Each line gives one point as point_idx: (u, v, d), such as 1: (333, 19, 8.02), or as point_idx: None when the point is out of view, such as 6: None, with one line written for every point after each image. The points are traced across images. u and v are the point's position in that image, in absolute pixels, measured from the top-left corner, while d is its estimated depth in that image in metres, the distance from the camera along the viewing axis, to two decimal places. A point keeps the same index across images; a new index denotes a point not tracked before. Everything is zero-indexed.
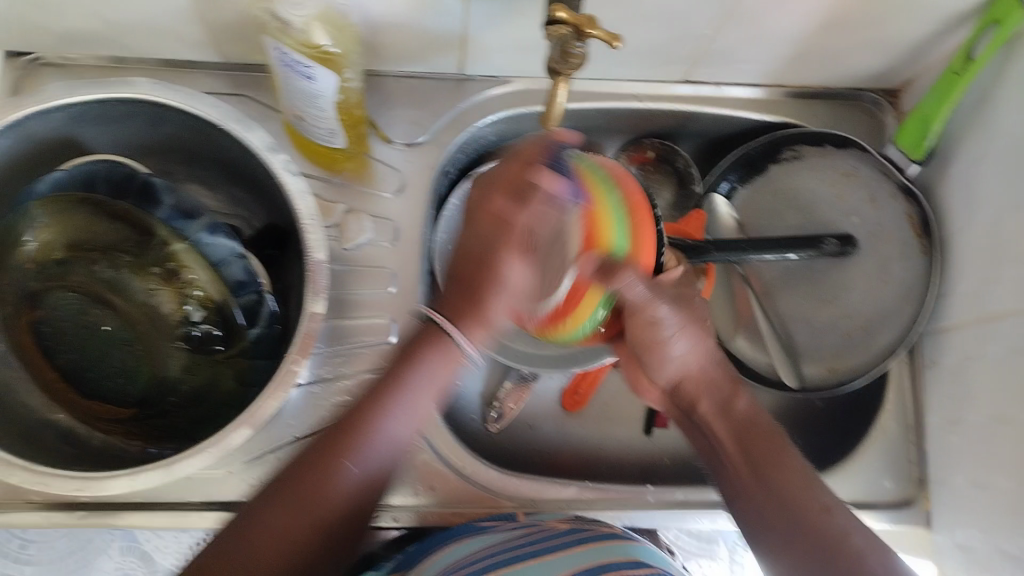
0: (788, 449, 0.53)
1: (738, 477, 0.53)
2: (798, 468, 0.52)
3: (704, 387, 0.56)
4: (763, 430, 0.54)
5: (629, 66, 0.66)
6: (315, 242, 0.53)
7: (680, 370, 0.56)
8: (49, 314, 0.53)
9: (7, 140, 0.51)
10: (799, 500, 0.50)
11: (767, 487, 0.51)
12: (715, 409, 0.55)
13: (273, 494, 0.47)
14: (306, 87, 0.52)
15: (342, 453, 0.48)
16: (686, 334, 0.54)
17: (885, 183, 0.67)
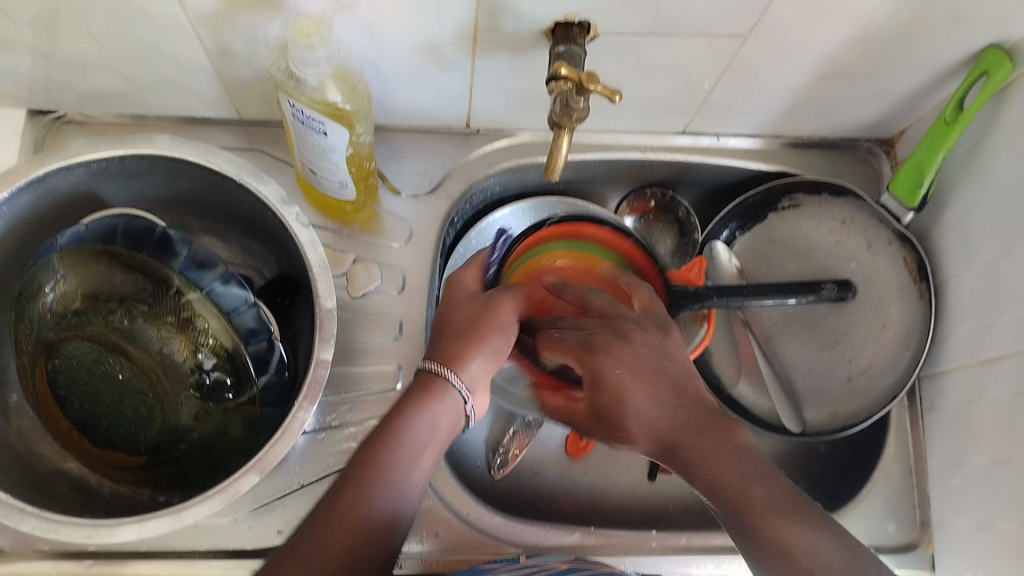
0: (793, 497, 0.42)
1: (753, 557, 0.41)
2: (816, 545, 0.40)
3: (680, 448, 0.48)
4: (752, 491, 0.43)
5: (629, 118, 0.68)
6: (324, 290, 0.55)
7: (637, 431, 0.50)
8: (64, 364, 0.54)
9: (30, 196, 0.53)
10: (818, 572, 0.40)
11: (777, 563, 0.41)
12: (705, 483, 0.45)
13: (279, 564, 0.41)
14: (320, 142, 0.54)
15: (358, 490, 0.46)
16: (639, 398, 0.50)
17: (881, 231, 0.69)
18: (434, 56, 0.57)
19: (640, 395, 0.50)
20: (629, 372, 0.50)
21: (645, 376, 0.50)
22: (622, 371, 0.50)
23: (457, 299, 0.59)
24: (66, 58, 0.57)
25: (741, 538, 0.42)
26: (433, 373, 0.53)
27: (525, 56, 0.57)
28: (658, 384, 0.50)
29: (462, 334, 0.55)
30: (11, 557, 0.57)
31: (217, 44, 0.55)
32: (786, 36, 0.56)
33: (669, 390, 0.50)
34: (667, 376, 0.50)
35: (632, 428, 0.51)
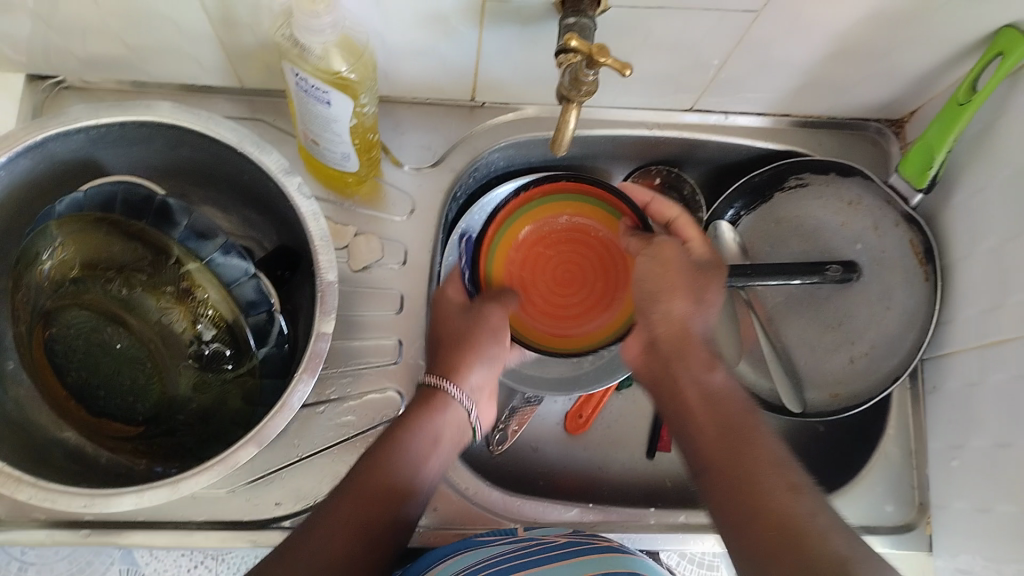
0: (754, 416, 0.51)
1: (700, 442, 0.50)
2: (767, 444, 0.49)
3: (687, 349, 0.55)
4: (733, 401, 0.52)
5: (636, 95, 0.67)
6: (325, 262, 0.54)
7: (662, 321, 0.56)
8: (61, 333, 0.53)
9: (26, 162, 0.52)
10: (765, 482, 0.46)
11: (735, 463, 0.48)
12: (690, 377, 0.53)
13: (312, 530, 0.47)
14: (323, 111, 0.53)
15: (383, 473, 0.50)
16: (675, 296, 0.56)
17: (888, 212, 0.68)
18: (439, 26, 0.56)
19: (677, 294, 0.56)
20: (678, 270, 0.57)
21: (686, 282, 0.56)
22: (672, 271, 0.57)
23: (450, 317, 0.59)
24: (65, 22, 0.56)
25: (693, 419, 0.52)
26: (433, 386, 0.56)
27: (533, 27, 0.56)
28: (694, 297, 0.56)
29: (457, 344, 0.57)
30: (8, 526, 0.57)
31: (219, 11, 0.54)
32: (798, 11, 0.55)
33: (700, 305, 0.56)
34: (708, 297, 0.56)
35: (654, 318, 0.56)
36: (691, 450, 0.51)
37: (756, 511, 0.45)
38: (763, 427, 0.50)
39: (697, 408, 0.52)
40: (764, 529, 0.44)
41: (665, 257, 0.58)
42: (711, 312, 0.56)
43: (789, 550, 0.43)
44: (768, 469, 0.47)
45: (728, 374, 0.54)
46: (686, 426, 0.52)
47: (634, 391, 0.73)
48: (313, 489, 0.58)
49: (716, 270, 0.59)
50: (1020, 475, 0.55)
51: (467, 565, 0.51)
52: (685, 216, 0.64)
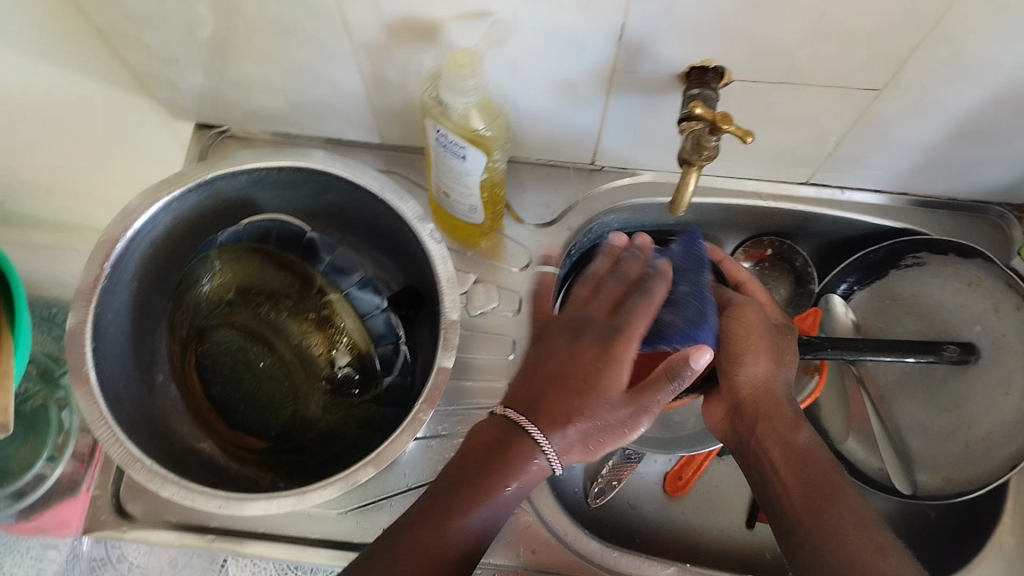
0: (841, 476, 0.51)
1: (789, 504, 0.51)
2: (856, 505, 0.49)
3: (769, 408, 0.55)
4: (820, 464, 0.52)
5: (752, 166, 0.69)
6: (449, 304, 0.58)
7: (748, 384, 0.56)
8: (211, 349, 0.59)
9: (197, 197, 0.59)
10: (849, 537, 0.47)
11: (821, 522, 0.49)
12: (774, 436, 0.54)
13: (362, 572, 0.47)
14: (458, 166, 0.58)
15: (430, 523, 0.48)
16: (759, 357, 0.56)
17: (1009, 294, 0.66)
18: (570, 94, 0.61)
19: (761, 356, 0.56)
20: (762, 334, 0.57)
21: (768, 343, 0.57)
22: (755, 334, 0.57)
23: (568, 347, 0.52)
24: (238, 77, 0.63)
25: (781, 481, 0.52)
26: (520, 430, 0.49)
27: (657, 98, 0.60)
28: (777, 359, 0.57)
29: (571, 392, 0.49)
30: (140, 524, 0.62)
31: (374, 73, 0.60)
32: (922, 90, 0.56)
33: (781, 365, 0.57)
34: (786, 357, 0.57)
35: (738, 378, 0.57)
36: (779, 513, 0.51)
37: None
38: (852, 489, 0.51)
39: (784, 468, 0.53)
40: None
41: (750, 321, 0.58)
42: (791, 372, 0.58)
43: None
44: (855, 526, 0.48)
45: (812, 433, 0.55)
46: (776, 489, 0.53)
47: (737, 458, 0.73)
48: None
49: (793, 333, 0.60)
50: None
51: None
52: (756, 281, 0.64)
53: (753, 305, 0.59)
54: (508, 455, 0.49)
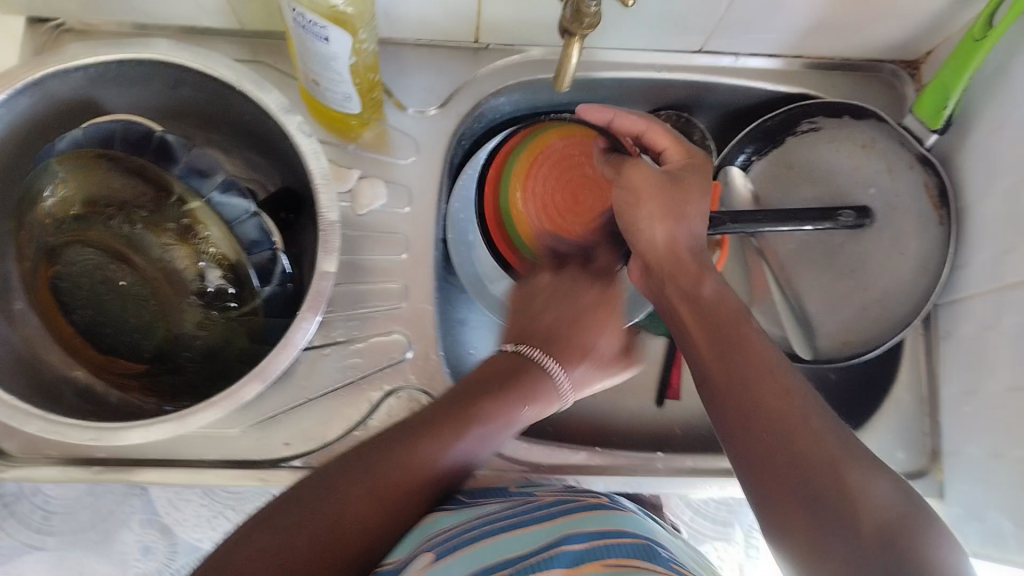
0: (762, 344, 0.50)
1: (706, 367, 0.51)
2: (764, 354, 0.49)
3: (676, 265, 0.54)
4: (762, 366, 0.49)
5: (641, 34, 0.65)
6: (327, 201, 0.54)
7: (649, 247, 0.55)
8: (67, 270, 0.54)
9: (27, 99, 0.52)
10: (764, 390, 0.47)
11: (741, 388, 0.48)
12: (682, 290, 0.54)
13: (302, 509, 0.47)
14: (321, 49, 0.52)
15: (364, 474, 0.49)
16: (655, 221, 0.55)
17: (903, 152, 0.66)
18: None
19: (655, 217, 0.55)
20: (653, 194, 0.55)
21: (661, 205, 0.55)
22: (644, 194, 0.56)
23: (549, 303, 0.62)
24: None
25: (723, 400, 0.49)
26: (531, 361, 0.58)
27: None
28: (677, 214, 0.55)
29: (558, 341, 0.59)
30: (20, 463, 0.58)
31: None
32: None
33: (682, 219, 0.55)
34: (688, 208, 0.55)
35: (641, 241, 0.56)
36: (704, 382, 0.51)
37: (794, 454, 0.45)
38: (771, 353, 0.50)
39: (703, 325, 0.52)
40: (814, 508, 0.43)
41: (637, 183, 0.56)
42: (699, 222, 0.55)
43: (839, 504, 0.42)
44: (767, 388, 0.47)
45: (719, 281, 0.54)
46: (715, 382, 0.50)
47: (643, 339, 0.74)
48: (320, 431, 0.58)
49: (701, 177, 0.57)
50: None
51: (466, 519, 0.52)
52: (677, 146, 0.60)
53: (641, 164, 0.57)
54: (522, 384, 0.56)
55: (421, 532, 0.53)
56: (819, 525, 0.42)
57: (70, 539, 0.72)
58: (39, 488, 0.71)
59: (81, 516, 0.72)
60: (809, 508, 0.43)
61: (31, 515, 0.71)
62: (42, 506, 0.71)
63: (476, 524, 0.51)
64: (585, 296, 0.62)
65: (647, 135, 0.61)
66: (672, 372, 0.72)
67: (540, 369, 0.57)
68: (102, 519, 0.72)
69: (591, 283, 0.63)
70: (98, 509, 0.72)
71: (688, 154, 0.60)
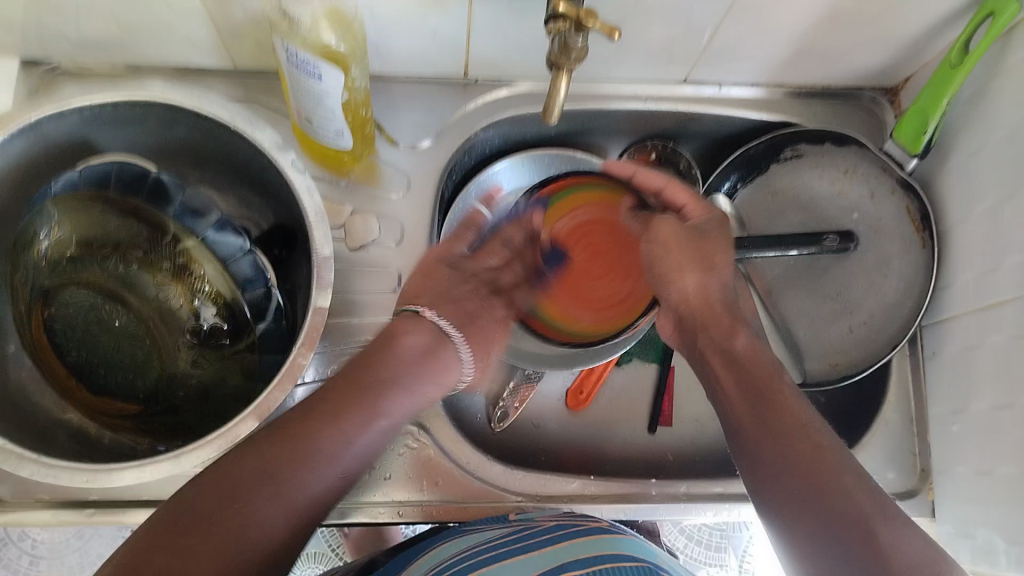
0: (793, 394, 0.51)
1: (736, 415, 0.51)
2: (798, 407, 0.50)
3: (710, 317, 0.56)
4: (793, 415, 0.49)
5: (626, 67, 0.67)
6: (321, 237, 0.54)
7: (679, 298, 0.57)
8: (60, 311, 0.54)
9: (21, 142, 0.52)
10: (795, 439, 0.48)
11: (772, 437, 0.48)
12: (715, 345, 0.55)
13: (197, 505, 0.43)
14: (314, 87, 0.53)
15: (260, 464, 0.46)
16: (683, 272, 0.56)
17: (884, 178, 0.68)
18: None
19: (683, 271, 0.56)
20: (679, 247, 0.57)
21: (687, 253, 0.57)
22: (673, 244, 0.57)
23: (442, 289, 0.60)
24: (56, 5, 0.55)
25: (752, 449, 0.49)
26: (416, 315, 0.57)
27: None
28: (704, 268, 0.56)
29: (468, 321, 0.60)
30: (12, 506, 0.57)
31: None
32: None
33: (711, 271, 0.57)
34: (713, 259, 0.57)
35: (671, 293, 0.58)
36: (737, 431, 0.51)
37: (822, 509, 0.45)
38: (803, 405, 0.50)
39: (732, 374, 0.53)
40: (844, 556, 0.43)
41: (665, 236, 0.57)
42: (724, 272, 0.57)
43: (870, 560, 0.42)
44: (794, 438, 0.48)
45: (751, 336, 0.55)
46: (747, 430, 0.50)
47: (635, 365, 0.74)
48: None
49: (722, 232, 0.59)
50: (1019, 436, 0.56)
51: (466, 546, 0.52)
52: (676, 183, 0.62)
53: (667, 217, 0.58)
54: (426, 366, 0.56)
55: (425, 559, 0.53)
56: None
57: (65, 575, 0.75)
58: (29, 533, 0.75)
59: (68, 560, 0.75)
60: (839, 557, 0.43)
61: (18, 559, 0.75)
62: (29, 550, 0.75)
63: (475, 551, 0.51)
64: (472, 292, 0.61)
65: (665, 192, 0.63)
66: (665, 398, 0.72)
67: (451, 344, 0.59)
68: (90, 560, 0.75)
69: (480, 286, 0.62)
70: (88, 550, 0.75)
71: (706, 212, 0.61)
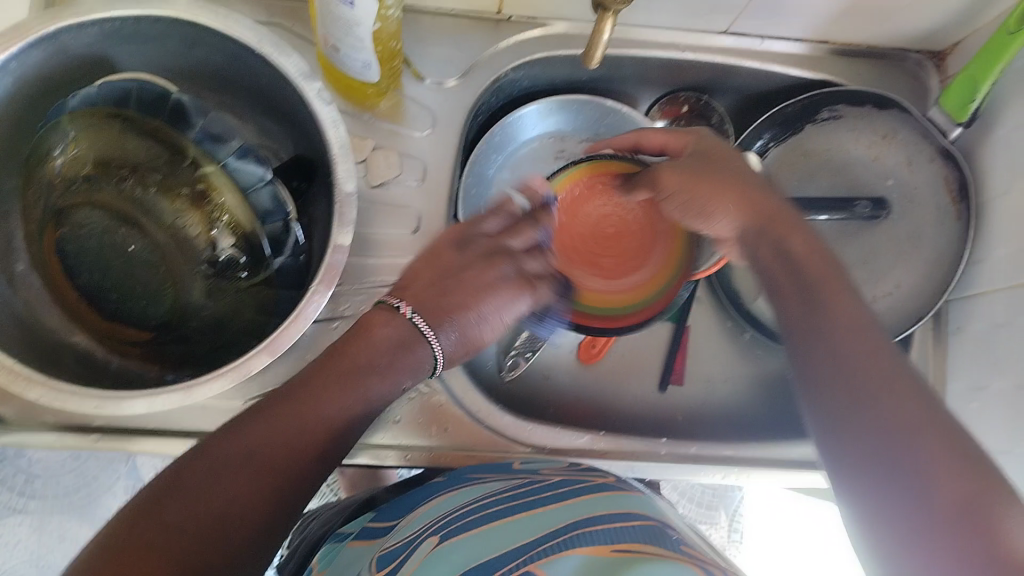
0: (854, 297, 0.45)
1: (787, 309, 0.47)
2: (863, 313, 0.44)
3: (775, 220, 0.51)
4: (859, 325, 0.44)
5: (667, 14, 0.64)
6: (346, 172, 0.53)
7: (716, 228, 0.54)
8: (73, 233, 0.52)
9: (39, 53, 0.50)
10: (872, 353, 0.42)
11: (834, 339, 0.43)
12: (773, 245, 0.49)
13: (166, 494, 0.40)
14: (346, 14, 0.50)
15: (233, 445, 0.43)
16: (721, 205, 0.52)
17: (924, 145, 0.66)
18: None
19: (723, 205, 0.52)
20: (708, 181, 0.53)
21: (721, 184, 0.53)
22: (694, 181, 0.53)
23: (443, 271, 0.54)
24: None
25: (816, 353, 0.44)
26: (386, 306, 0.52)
27: None
28: (743, 196, 0.52)
29: (444, 288, 0.53)
30: (16, 428, 0.56)
31: None
32: None
33: (751, 194, 0.52)
34: (750, 188, 0.52)
35: (711, 224, 0.53)
36: (795, 320, 0.46)
37: (907, 447, 0.38)
38: (871, 317, 0.44)
39: (787, 271, 0.48)
40: (934, 495, 0.36)
41: (682, 182, 0.54)
42: (768, 197, 0.53)
43: (974, 534, 0.35)
44: (868, 356, 0.42)
45: (813, 240, 0.50)
46: (810, 334, 0.44)
47: (650, 323, 0.73)
48: None
49: (734, 154, 0.55)
50: None
51: (472, 497, 0.51)
52: (672, 134, 0.59)
53: (676, 163, 0.55)
54: (402, 360, 0.50)
55: (429, 506, 0.53)
56: (917, 509, 0.36)
57: (54, 505, 0.77)
58: (25, 453, 0.75)
59: (65, 479, 0.77)
60: (919, 489, 0.37)
61: (13, 478, 0.76)
62: (25, 469, 0.76)
63: (479, 505, 0.50)
64: (466, 256, 0.55)
65: (650, 137, 0.60)
66: (677, 357, 0.72)
67: (423, 344, 0.52)
68: (87, 482, 0.78)
69: (498, 258, 0.55)
70: (83, 471, 0.78)
71: (686, 139, 0.58)
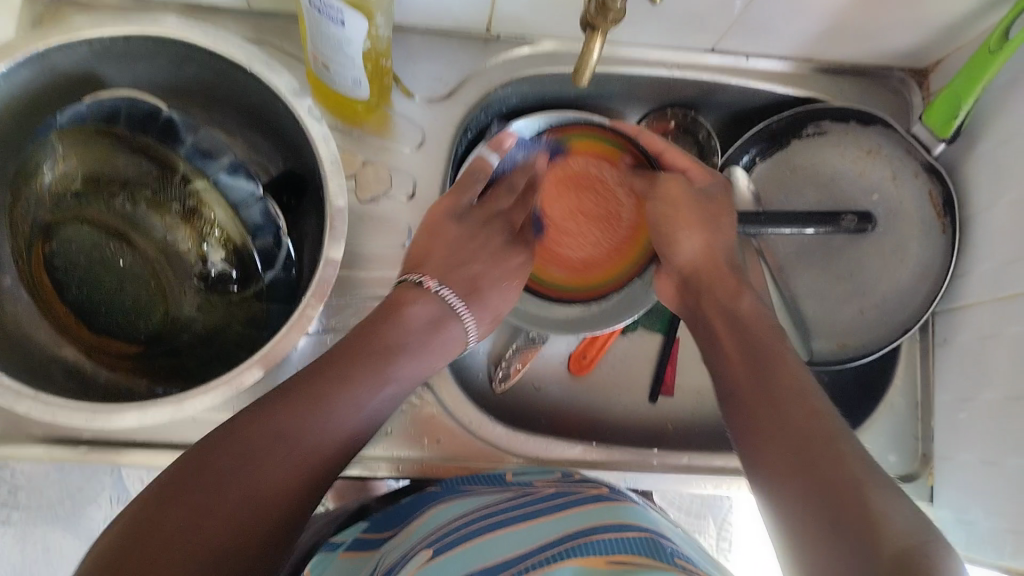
0: (787, 357, 0.51)
1: (736, 382, 0.51)
2: (796, 375, 0.49)
3: (716, 277, 0.57)
4: (795, 387, 0.48)
5: (654, 32, 0.65)
6: (337, 187, 0.53)
7: (687, 260, 0.59)
8: (63, 248, 0.52)
9: (29, 70, 0.50)
10: (796, 404, 0.47)
11: (774, 405, 0.47)
12: (717, 305, 0.56)
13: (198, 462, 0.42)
14: (336, 33, 0.51)
15: (272, 431, 0.44)
16: (690, 230, 0.58)
17: (908, 161, 0.67)
18: None
19: (692, 231, 0.58)
20: (687, 206, 0.59)
21: (695, 214, 0.59)
22: (682, 205, 0.59)
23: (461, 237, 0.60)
24: None
25: (748, 411, 0.49)
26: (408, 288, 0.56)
27: None
28: (710, 227, 0.58)
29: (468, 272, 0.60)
30: (4, 444, 0.56)
31: None
32: None
33: (714, 230, 0.59)
34: (719, 223, 0.59)
35: (678, 252, 0.59)
36: (735, 402, 0.50)
37: (825, 488, 0.42)
38: (802, 376, 0.49)
39: (735, 341, 0.53)
40: (835, 522, 0.40)
41: (672, 195, 0.60)
42: (729, 236, 0.59)
43: (861, 532, 0.39)
44: (790, 405, 0.47)
45: (755, 298, 0.56)
46: (744, 396, 0.50)
47: (639, 336, 0.73)
48: None
49: (726, 195, 0.61)
50: None
51: (465, 509, 0.51)
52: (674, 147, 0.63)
53: (676, 178, 0.61)
54: (429, 341, 0.55)
55: (422, 520, 0.53)
56: (834, 534, 0.40)
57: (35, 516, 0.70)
58: (6, 463, 0.69)
59: (47, 493, 0.70)
60: (831, 520, 0.40)
61: None
62: (6, 480, 0.69)
63: (472, 517, 0.50)
64: (484, 246, 0.61)
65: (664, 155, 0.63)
66: (667, 368, 0.72)
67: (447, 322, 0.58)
68: (70, 495, 0.71)
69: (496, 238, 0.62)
70: (66, 485, 0.70)
71: (708, 175, 0.62)
